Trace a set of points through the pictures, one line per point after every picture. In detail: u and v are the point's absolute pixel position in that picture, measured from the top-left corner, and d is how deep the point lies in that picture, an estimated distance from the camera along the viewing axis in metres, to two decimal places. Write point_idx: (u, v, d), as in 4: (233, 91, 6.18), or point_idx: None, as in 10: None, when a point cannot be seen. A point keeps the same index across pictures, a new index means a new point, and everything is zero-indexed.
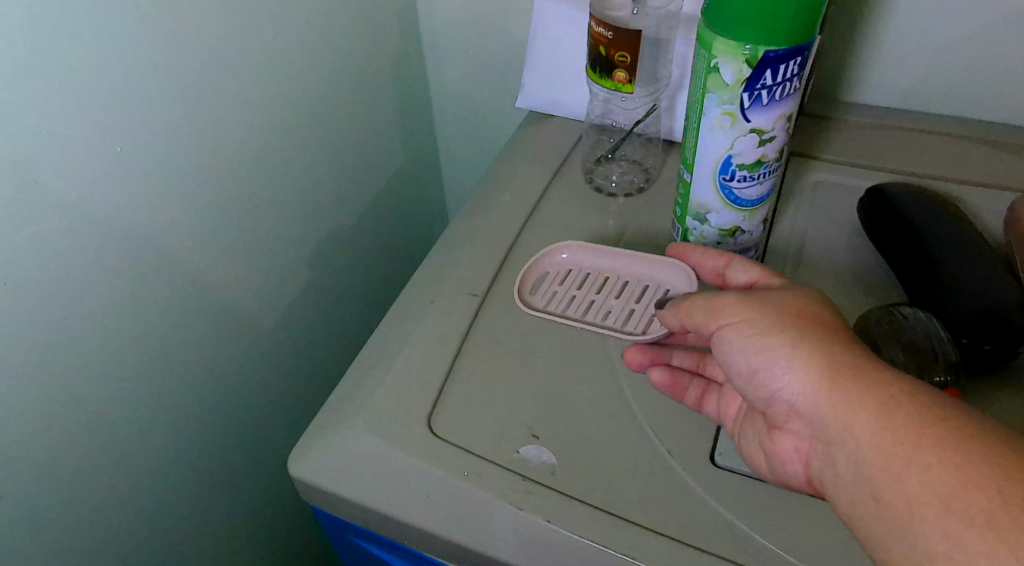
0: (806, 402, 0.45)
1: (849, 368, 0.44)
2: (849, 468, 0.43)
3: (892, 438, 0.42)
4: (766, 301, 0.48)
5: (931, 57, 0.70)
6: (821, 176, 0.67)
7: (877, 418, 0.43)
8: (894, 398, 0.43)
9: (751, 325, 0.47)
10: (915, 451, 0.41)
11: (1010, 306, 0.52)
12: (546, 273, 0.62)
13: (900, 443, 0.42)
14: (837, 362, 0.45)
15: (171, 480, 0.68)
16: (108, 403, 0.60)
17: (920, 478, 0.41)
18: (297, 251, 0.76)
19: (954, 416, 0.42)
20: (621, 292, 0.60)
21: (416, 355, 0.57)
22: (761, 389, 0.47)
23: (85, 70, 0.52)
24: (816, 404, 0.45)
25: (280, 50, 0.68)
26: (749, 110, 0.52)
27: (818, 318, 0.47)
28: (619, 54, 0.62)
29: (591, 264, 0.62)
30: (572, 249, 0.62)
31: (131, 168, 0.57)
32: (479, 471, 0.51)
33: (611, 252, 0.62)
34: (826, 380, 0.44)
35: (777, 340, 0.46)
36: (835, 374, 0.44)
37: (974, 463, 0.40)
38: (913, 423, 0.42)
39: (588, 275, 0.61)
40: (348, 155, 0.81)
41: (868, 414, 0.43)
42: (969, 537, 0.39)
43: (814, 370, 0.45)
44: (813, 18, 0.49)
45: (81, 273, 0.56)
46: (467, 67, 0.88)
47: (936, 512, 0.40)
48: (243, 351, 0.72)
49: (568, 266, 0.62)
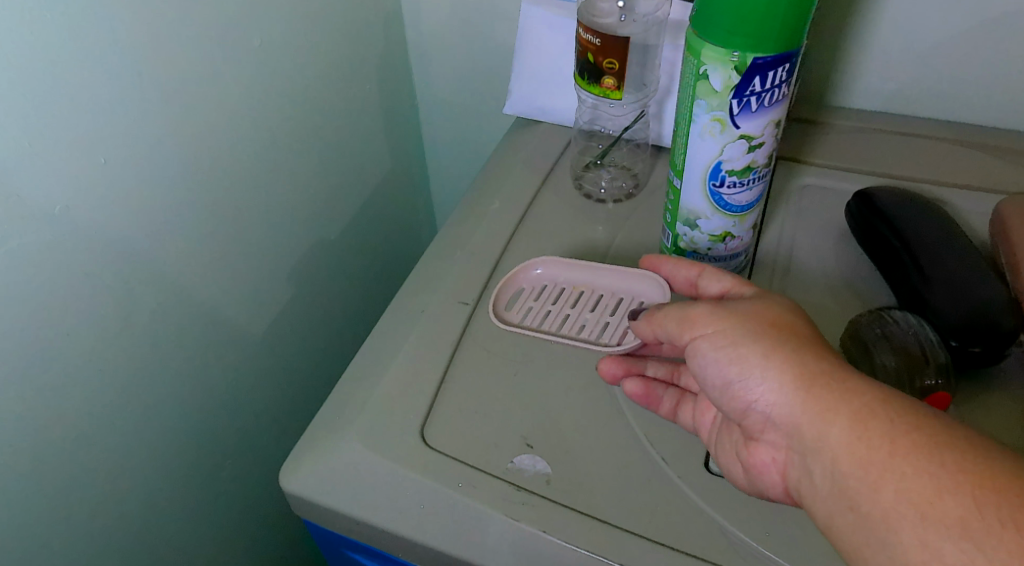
0: (782, 413, 0.45)
1: (822, 378, 0.45)
2: (825, 479, 0.44)
3: (867, 447, 0.42)
4: (737, 311, 0.48)
5: (915, 61, 0.71)
6: (809, 180, 0.68)
7: (851, 427, 0.43)
8: (868, 408, 0.43)
9: (723, 335, 0.47)
10: (890, 460, 0.42)
11: (998, 308, 0.53)
12: (521, 289, 0.62)
13: (875, 452, 0.42)
14: (810, 371, 0.45)
15: (160, 492, 0.67)
16: (96, 416, 0.60)
17: (895, 488, 0.41)
18: (284, 261, 0.75)
19: (928, 422, 0.42)
20: (596, 305, 0.60)
21: (407, 365, 0.57)
22: (735, 400, 0.47)
23: (67, 83, 0.52)
24: (791, 415, 0.45)
25: (266, 60, 0.67)
26: (738, 116, 0.52)
27: (789, 327, 0.47)
28: (607, 61, 0.62)
29: (566, 278, 0.62)
30: (545, 263, 0.62)
31: (116, 179, 0.56)
32: (473, 482, 0.51)
33: (584, 266, 0.61)
34: (799, 390, 0.45)
35: (750, 351, 0.46)
36: (808, 384, 0.45)
37: (948, 471, 0.40)
38: (887, 432, 0.42)
39: (563, 289, 0.61)
40: (336, 164, 0.80)
41: (842, 423, 0.43)
42: (947, 547, 0.39)
43: (787, 380, 0.45)
44: (801, 25, 0.49)
45: (66, 286, 0.55)
46: (453, 74, 0.87)
47: (913, 521, 0.40)
48: (232, 362, 0.72)
49: (542, 281, 0.62)
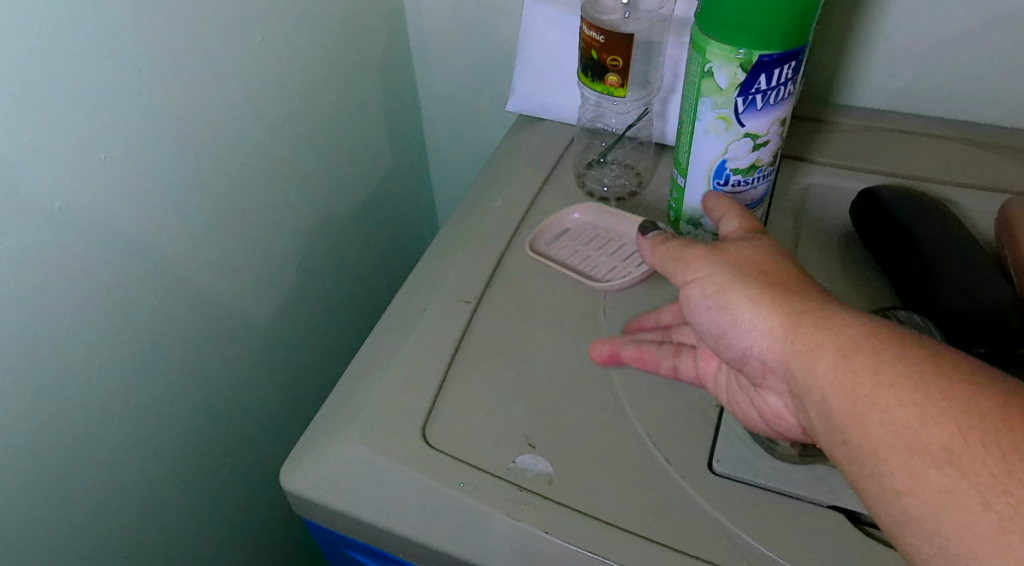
0: (773, 354, 0.46)
1: (808, 319, 0.45)
2: (819, 418, 0.44)
3: (853, 381, 0.43)
4: (727, 260, 0.49)
5: (920, 59, 0.70)
6: (814, 178, 0.67)
7: (837, 362, 0.43)
8: (852, 342, 0.44)
9: (714, 285, 0.49)
10: (875, 391, 0.42)
11: (1004, 307, 0.52)
12: (560, 231, 0.66)
13: (860, 384, 0.42)
14: (796, 312, 0.46)
15: (160, 490, 0.67)
16: (95, 414, 0.59)
17: (881, 419, 0.41)
18: (285, 258, 0.75)
19: (913, 352, 0.42)
20: (604, 274, 0.62)
21: (409, 364, 0.57)
22: (727, 337, 0.49)
23: (67, 78, 0.51)
24: (778, 353, 0.46)
25: (267, 56, 0.67)
26: (743, 114, 0.52)
27: (775, 272, 0.48)
28: (611, 58, 0.62)
29: (603, 245, 0.65)
30: (590, 222, 0.66)
31: (116, 175, 0.56)
32: (474, 482, 0.51)
33: (620, 242, 0.64)
34: (787, 331, 0.46)
35: (739, 297, 0.47)
36: (793, 317, 0.46)
37: (931, 396, 0.40)
38: (872, 363, 0.42)
39: (594, 252, 0.64)
40: (337, 161, 0.80)
41: (828, 358, 0.44)
42: (932, 471, 0.39)
43: (775, 322, 0.46)
44: (807, 23, 0.48)
45: (65, 282, 0.55)
46: (455, 70, 0.87)
47: (899, 449, 0.40)
48: (232, 360, 0.71)
49: (583, 232, 0.66)
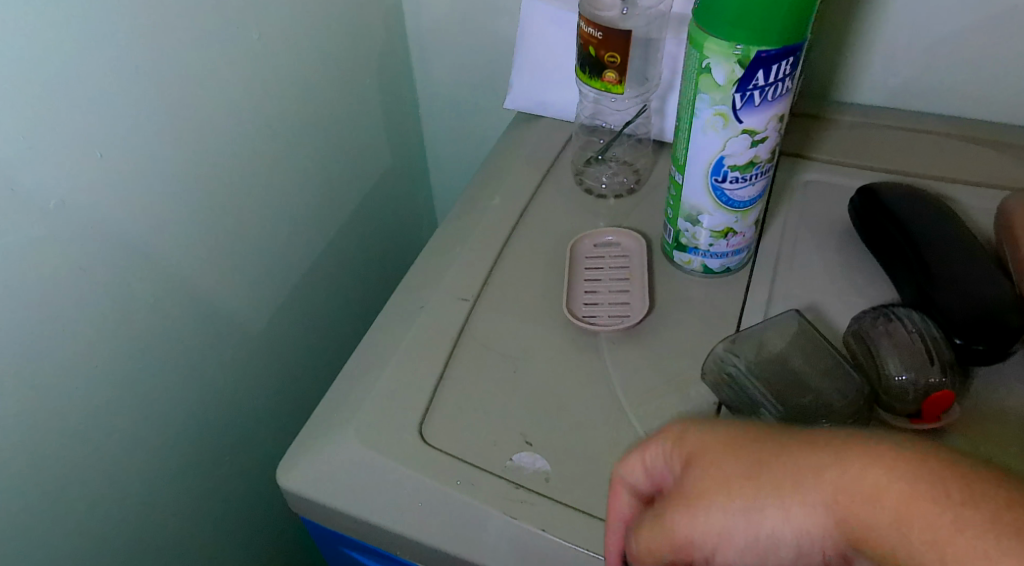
0: (812, 539, 0.41)
1: (816, 470, 0.41)
2: None
3: (895, 520, 0.38)
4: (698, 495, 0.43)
5: (919, 56, 0.70)
6: (812, 175, 0.67)
7: (871, 506, 0.39)
8: (870, 478, 0.39)
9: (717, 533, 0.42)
10: (917, 519, 0.38)
11: (1003, 305, 0.52)
12: (608, 241, 0.64)
13: (900, 524, 0.38)
14: (805, 480, 0.41)
15: (157, 488, 0.67)
16: (92, 412, 0.59)
17: (944, 545, 0.37)
18: (282, 256, 0.75)
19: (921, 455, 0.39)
20: (614, 289, 0.61)
21: (406, 361, 0.57)
22: (750, 531, 0.42)
23: (64, 76, 0.51)
24: (817, 535, 0.40)
25: (265, 53, 0.67)
26: (741, 110, 0.51)
27: (753, 460, 0.43)
28: (609, 55, 0.62)
29: (632, 265, 0.62)
30: (636, 245, 0.64)
31: (112, 172, 0.56)
32: (471, 480, 0.50)
33: (644, 269, 0.62)
34: (808, 506, 0.41)
35: (749, 511, 0.42)
36: (806, 494, 0.41)
37: (961, 498, 0.37)
38: (902, 492, 0.38)
39: (621, 269, 0.62)
40: (335, 158, 0.80)
41: (858, 502, 0.39)
42: None
43: (796, 508, 0.41)
44: (806, 18, 0.48)
45: (62, 279, 0.55)
46: (454, 68, 0.87)
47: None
48: (230, 358, 0.71)
49: (623, 250, 0.64)
